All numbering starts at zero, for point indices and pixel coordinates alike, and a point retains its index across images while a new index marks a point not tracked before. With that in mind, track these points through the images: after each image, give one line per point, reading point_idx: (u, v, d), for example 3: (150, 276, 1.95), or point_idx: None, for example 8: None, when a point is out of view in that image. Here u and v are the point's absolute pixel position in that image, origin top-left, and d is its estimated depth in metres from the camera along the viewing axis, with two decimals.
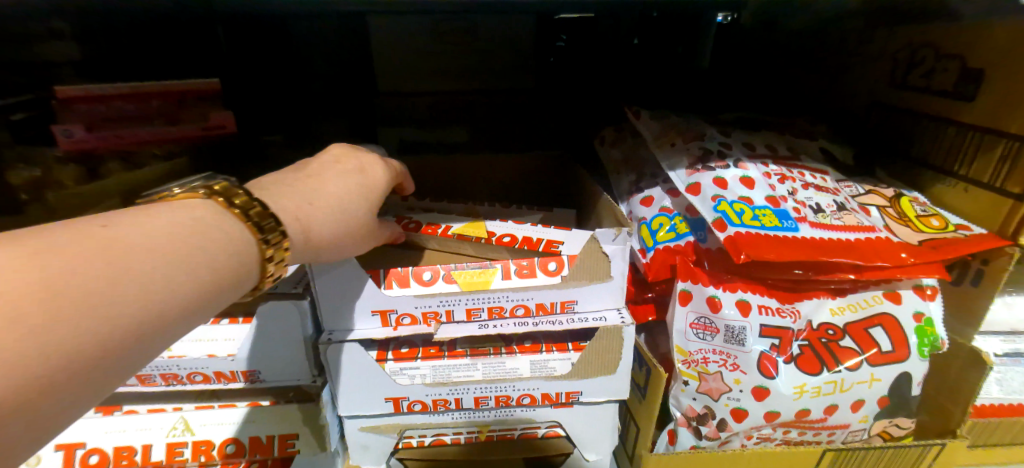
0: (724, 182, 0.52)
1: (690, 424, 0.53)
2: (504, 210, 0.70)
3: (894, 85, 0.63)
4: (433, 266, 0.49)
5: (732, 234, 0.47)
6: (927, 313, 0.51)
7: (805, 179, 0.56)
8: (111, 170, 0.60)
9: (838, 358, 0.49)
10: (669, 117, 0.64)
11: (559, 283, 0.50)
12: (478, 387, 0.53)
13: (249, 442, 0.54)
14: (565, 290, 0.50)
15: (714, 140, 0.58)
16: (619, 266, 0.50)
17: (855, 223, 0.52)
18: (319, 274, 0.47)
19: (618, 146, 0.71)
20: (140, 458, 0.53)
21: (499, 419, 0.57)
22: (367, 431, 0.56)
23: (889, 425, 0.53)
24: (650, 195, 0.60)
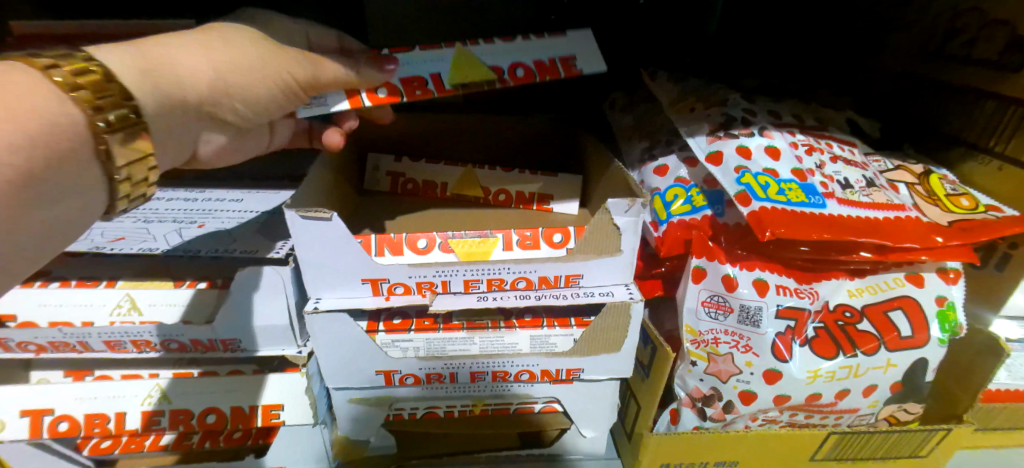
0: (748, 152, 0.48)
1: (694, 405, 0.51)
2: (504, 175, 0.65)
3: (930, 54, 0.58)
4: (428, 234, 0.47)
5: (756, 209, 0.44)
6: (950, 297, 0.49)
7: (833, 150, 0.52)
8: None
9: (854, 342, 0.47)
10: (688, 79, 0.59)
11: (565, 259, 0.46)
12: (474, 362, 0.50)
13: (231, 413, 0.51)
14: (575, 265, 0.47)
15: (737, 107, 0.54)
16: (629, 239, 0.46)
17: (883, 201, 0.48)
18: (304, 241, 0.42)
19: (629, 111, 0.66)
20: (113, 426, 0.50)
21: (494, 394, 0.54)
22: (356, 403, 0.53)
23: (897, 410, 0.52)
24: (664, 163, 0.56)
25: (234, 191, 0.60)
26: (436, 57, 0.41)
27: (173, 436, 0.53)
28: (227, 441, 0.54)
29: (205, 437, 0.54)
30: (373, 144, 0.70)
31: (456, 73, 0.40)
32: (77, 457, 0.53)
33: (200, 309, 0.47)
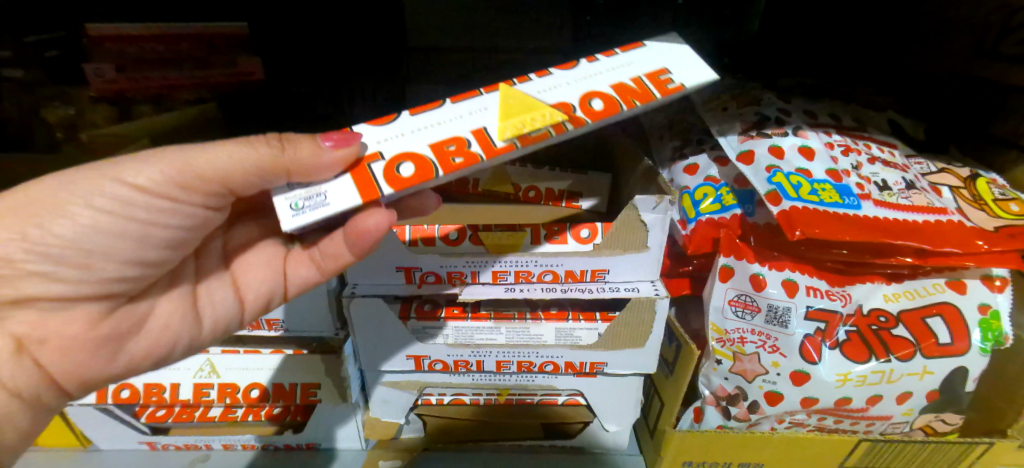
0: (781, 151, 0.48)
1: (719, 404, 0.51)
2: (534, 172, 0.67)
3: (981, 53, 0.56)
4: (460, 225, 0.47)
5: (786, 209, 0.44)
6: (994, 305, 0.47)
7: (871, 151, 0.51)
8: (142, 112, 0.64)
9: (888, 347, 0.46)
10: (722, 79, 0.59)
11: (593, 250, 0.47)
12: (501, 351, 0.52)
13: (273, 388, 0.55)
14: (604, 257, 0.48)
15: (771, 106, 0.53)
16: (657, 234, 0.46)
17: (924, 204, 0.47)
18: None
19: (661, 110, 0.66)
20: (168, 395, 0.55)
21: (519, 384, 0.55)
22: (387, 385, 0.55)
23: (934, 420, 0.50)
24: (695, 163, 0.56)
25: None
26: (482, 112, 0.34)
27: (220, 409, 0.57)
28: (268, 415, 0.57)
29: (248, 411, 0.57)
30: None
31: (510, 128, 0.32)
32: (137, 425, 0.57)
33: None
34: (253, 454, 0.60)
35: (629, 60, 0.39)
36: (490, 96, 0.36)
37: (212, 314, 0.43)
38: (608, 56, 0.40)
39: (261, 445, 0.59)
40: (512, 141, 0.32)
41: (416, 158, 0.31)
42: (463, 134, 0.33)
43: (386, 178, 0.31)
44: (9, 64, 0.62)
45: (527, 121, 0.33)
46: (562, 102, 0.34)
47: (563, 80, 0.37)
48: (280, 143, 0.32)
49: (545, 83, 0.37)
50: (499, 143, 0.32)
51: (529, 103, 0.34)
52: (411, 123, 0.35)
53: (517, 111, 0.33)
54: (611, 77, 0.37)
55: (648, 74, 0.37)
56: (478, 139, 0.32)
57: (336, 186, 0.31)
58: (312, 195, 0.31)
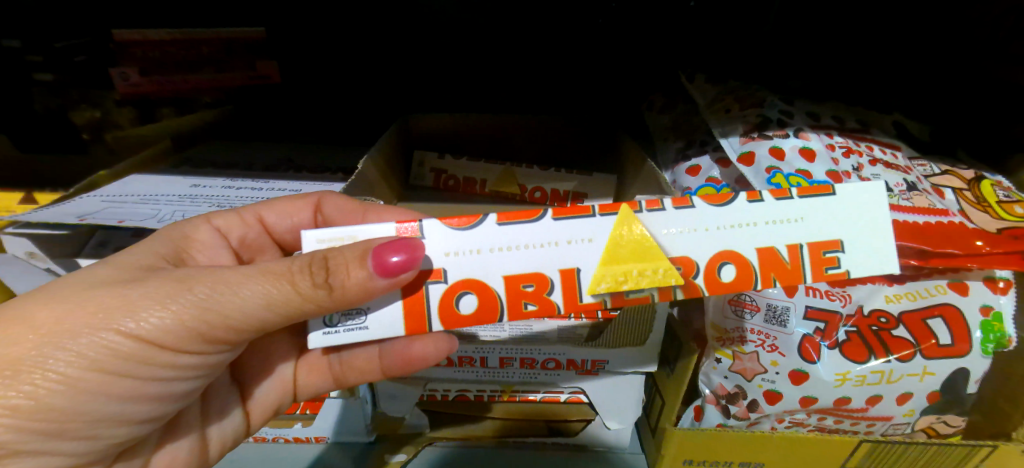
0: (781, 153, 0.49)
1: (719, 403, 0.52)
2: (542, 173, 0.68)
3: (989, 54, 0.55)
4: None
5: None
6: (997, 307, 0.47)
7: (873, 153, 0.52)
8: (165, 114, 0.71)
9: (888, 348, 0.46)
10: (726, 81, 0.60)
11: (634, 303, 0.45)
12: (504, 348, 0.53)
13: None
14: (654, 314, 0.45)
15: (774, 108, 0.54)
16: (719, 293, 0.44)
17: (926, 206, 0.47)
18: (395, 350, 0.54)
19: (667, 112, 0.67)
20: None
21: (522, 381, 0.57)
22: (394, 381, 0.57)
23: (936, 422, 0.50)
24: (697, 164, 0.57)
25: (294, 183, 0.60)
26: (584, 246, 0.33)
27: None
28: (279, 409, 0.59)
29: None
30: (417, 141, 0.74)
31: (607, 278, 0.32)
32: None
33: None
34: (264, 446, 0.61)
35: (801, 214, 0.33)
36: (603, 220, 0.33)
37: (225, 438, 0.46)
38: (774, 201, 0.33)
39: (271, 438, 0.61)
40: (603, 295, 0.33)
41: (484, 295, 0.33)
42: (550, 274, 0.33)
43: (442, 314, 0.34)
44: (42, 69, 0.66)
45: (625, 273, 0.32)
46: (689, 257, 0.33)
47: (709, 223, 0.33)
48: (326, 281, 0.30)
49: (688, 222, 0.33)
50: (586, 298, 0.33)
51: (639, 251, 0.32)
52: (496, 237, 0.33)
53: (624, 257, 0.32)
54: (776, 233, 0.33)
55: (816, 242, 0.33)
56: (562, 286, 0.33)
57: (380, 313, 0.34)
58: (358, 315, 0.34)
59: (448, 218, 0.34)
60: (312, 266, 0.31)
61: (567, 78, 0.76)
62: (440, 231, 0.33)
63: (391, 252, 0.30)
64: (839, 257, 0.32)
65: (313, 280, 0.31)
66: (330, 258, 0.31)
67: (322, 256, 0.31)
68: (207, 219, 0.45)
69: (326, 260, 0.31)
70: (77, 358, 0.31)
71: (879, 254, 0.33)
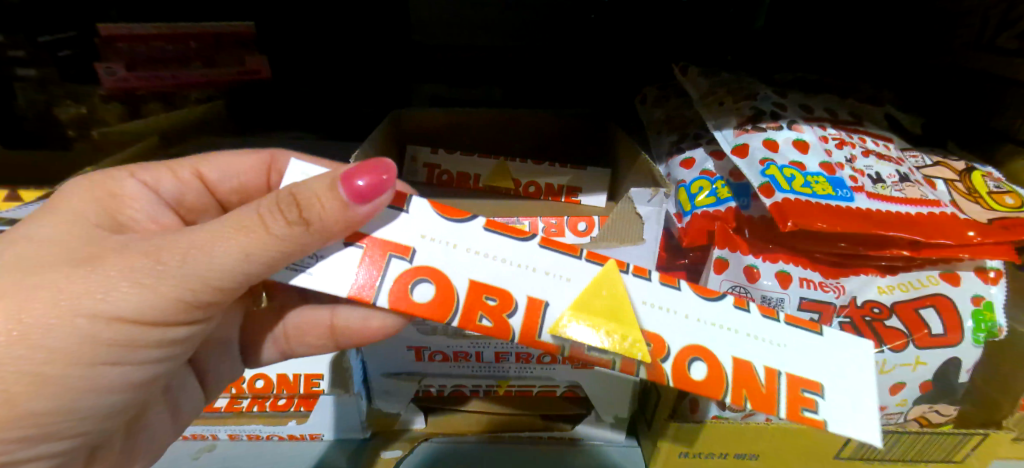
0: (775, 145, 0.49)
1: (715, 395, 0.51)
2: (536, 168, 0.68)
3: (979, 47, 0.55)
4: None
5: (779, 201, 0.44)
6: (987, 296, 0.47)
7: (866, 145, 0.52)
8: (153, 110, 0.69)
9: (882, 339, 0.46)
10: (720, 74, 0.59)
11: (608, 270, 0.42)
12: (500, 343, 0.53)
13: (277, 379, 0.57)
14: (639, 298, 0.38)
15: (767, 101, 0.54)
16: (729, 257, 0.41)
17: (917, 197, 0.48)
18: None
19: (659, 106, 0.67)
20: None
21: (518, 375, 0.57)
22: (390, 377, 0.56)
23: (928, 411, 0.51)
24: (692, 156, 0.57)
25: None
26: (561, 284, 0.32)
27: (225, 400, 0.58)
28: (272, 407, 0.58)
29: (253, 402, 0.58)
30: (409, 137, 0.73)
31: (571, 323, 0.31)
32: None
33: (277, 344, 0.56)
34: (260, 445, 0.60)
35: (784, 339, 0.33)
36: (588, 267, 0.33)
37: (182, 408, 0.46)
38: (761, 316, 0.34)
39: (264, 436, 0.60)
40: (563, 338, 0.31)
41: (443, 288, 0.32)
42: (518, 297, 0.32)
43: (393, 295, 0.32)
44: (24, 64, 0.64)
45: (591, 325, 0.31)
46: (659, 335, 0.32)
47: (687, 310, 0.33)
48: (298, 216, 0.28)
49: (665, 300, 0.33)
50: (545, 337, 0.31)
51: (612, 309, 0.32)
52: (481, 241, 0.32)
53: (599, 311, 0.32)
54: (756, 351, 0.32)
55: (795, 376, 0.32)
56: (525, 316, 0.31)
57: (332, 263, 0.32)
58: (310, 260, 0.32)
59: (439, 206, 0.33)
60: (278, 206, 0.29)
61: (560, 73, 0.76)
62: (427, 216, 0.33)
63: (359, 174, 0.28)
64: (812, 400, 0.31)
65: (280, 214, 0.28)
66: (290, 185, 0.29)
67: (285, 194, 0.29)
68: (132, 174, 0.41)
69: (297, 199, 0.28)
70: (42, 368, 0.29)
71: (862, 399, 0.32)
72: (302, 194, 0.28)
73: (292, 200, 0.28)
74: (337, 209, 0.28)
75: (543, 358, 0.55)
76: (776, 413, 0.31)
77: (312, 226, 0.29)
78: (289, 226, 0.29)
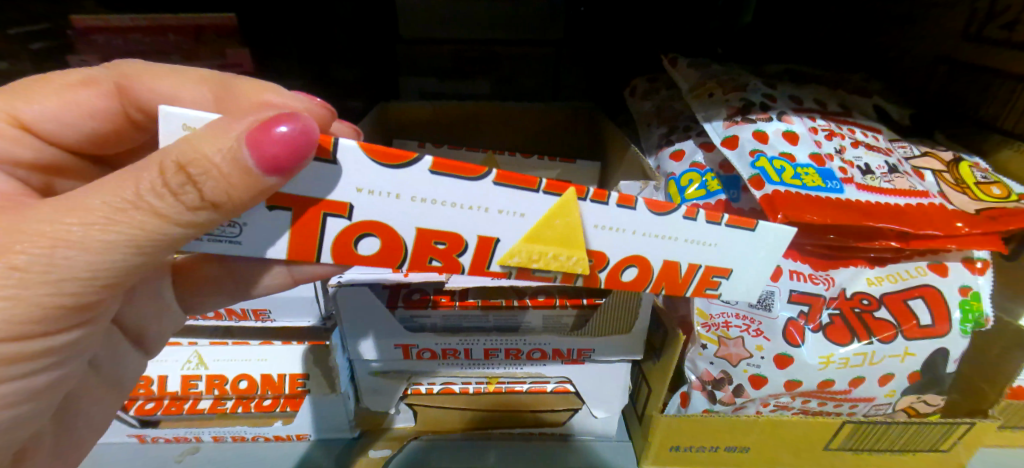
0: (765, 136, 0.49)
1: (704, 388, 0.51)
2: (524, 161, 0.67)
3: (968, 38, 0.55)
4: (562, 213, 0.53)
5: (769, 192, 0.44)
6: (975, 287, 0.48)
7: (855, 136, 0.52)
8: None
9: (870, 330, 0.46)
10: (708, 65, 0.59)
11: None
12: (489, 339, 0.52)
13: (261, 379, 0.55)
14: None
15: (757, 92, 0.54)
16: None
17: (907, 188, 0.47)
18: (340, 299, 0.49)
19: (649, 98, 0.66)
20: (156, 387, 0.55)
21: (507, 372, 0.56)
22: (379, 376, 0.56)
23: (916, 402, 0.51)
24: (681, 149, 0.57)
25: None
26: (515, 221, 0.30)
27: (209, 400, 0.56)
28: (258, 407, 0.57)
29: (238, 403, 0.57)
30: (396, 131, 0.72)
31: (521, 254, 0.31)
32: (126, 418, 0.56)
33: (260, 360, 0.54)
34: (243, 446, 0.59)
35: (716, 242, 0.33)
36: (545, 200, 0.29)
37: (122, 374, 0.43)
38: (709, 222, 0.32)
39: (250, 437, 0.59)
40: (511, 267, 0.32)
41: (389, 239, 0.30)
42: (468, 236, 0.30)
43: (337, 248, 0.30)
44: None
45: (541, 252, 0.31)
46: (605, 253, 0.32)
47: (635, 227, 0.31)
48: (198, 195, 0.25)
49: (619, 221, 0.31)
50: (495, 266, 0.32)
51: (565, 236, 0.31)
52: (425, 188, 0.28)
53: (548, 239, 0.31)
54: (692, 254, 0.33)
55: (712, 266, 0.34)
56: (476, 251, 0.31)
57: (258, 228, 0.29)
58: (232, 228, 0.29)
59: (372, 147, 0.27)
60: (167, 184, 0.25)
61: (549, 66, 0.75)
62: (362, 164, 0.27)
63: (273, 123, 0.25)
64: (719, 282, 0.35)
65: (177, 192, 0.25)
66: (170, 154, 0.25)
67: (169, 163, 0.25)
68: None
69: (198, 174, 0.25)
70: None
71: (759, 281, 0.36)
72: (193, 169, 0.25)
73: (183, 175, 0.25)
74: (240, 189, 0.26)
75: (531, 354, 0.54)
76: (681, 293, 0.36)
77: (223, 206, 0.26)
78: (195, 207, 0.26)
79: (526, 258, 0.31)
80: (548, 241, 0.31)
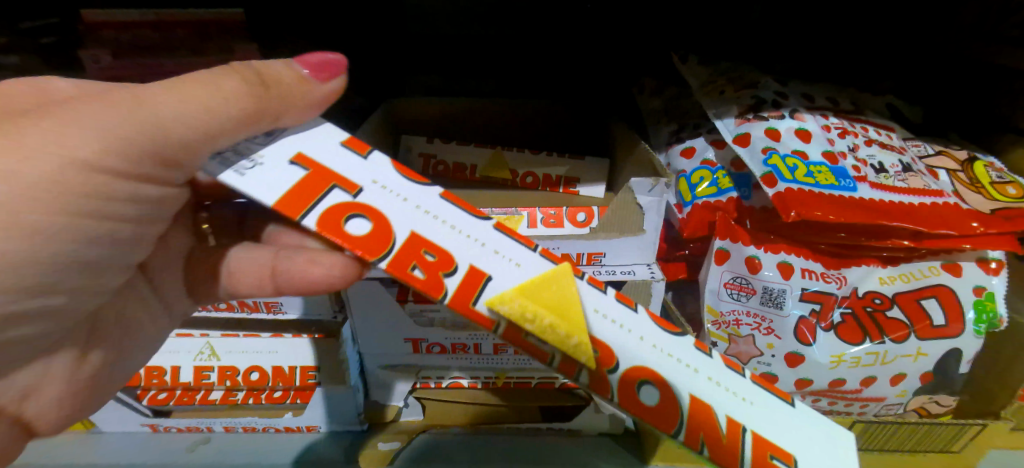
0: (777, 134, 0.48)
1: None
2: (533, 158, 0.67)
3: (983, 36, 0.54)
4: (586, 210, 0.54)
5: (782, 191, 0.44)
6: (989, 287, 0.47)
7: (868, 135, 0.51)
8: None
9: (883, 330, 0.46)
10: (719, 62, 0.59)
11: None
12: (498, 334, 0.53)
13: (272, 371, 0.56)
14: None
15: (768, 90, 0.54)
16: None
17: (920, 187, 0.47)
18: (351, 292, 0.49)
19: (658, 95, 0.66)
20: (169, 378, 0.56)
21: (516, 367, 0.56)
22: (388, 369, 0.57)
23: (927, 402, 0.51)
24: (692, 146, 0.57)
25: None
26: (511, 268, 0.30)
27: (221, 392, 0.58)
28: (268, 398, 0.58)
29: (248, 395, 0.58)
30: (404, 126, 0.72)
31: (513, 306, 0.28)
32: (138, 408, 0.57)
33: (271, 354, 0.55)
34: (253, 437, 0.60)
35: (749, 397, 0.31)
36: (540, 262, 0.31)
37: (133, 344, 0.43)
38: (725, 365, 0.32)
39: (260, 429, 0.59)
40: (500, 316, 0.28)
41: (381, 227, 0.29)
42: (460, 262, 0.29)
43: (325, 222, 0.28)
44: (5, 51, 0.60)
45: (535, 316, 0.28)
46: (610, 346, 0.29)
47: (643, 334, 0.31)
48: (260, 81, 0.31)
49: (623, 317, 0.31)
50: (483, 308, 0.28)
51: (565, 308, 0.29)
52: (435, 208, 0.30)
53: (546, 302, 0.29)
54: (716, 396, 0.30)
55: (759, 438, 0.30)
56: (463, 280, 0.29)
57: (269, 170, 0.29)
58: (247, 163, 0.30)
59: (404, 169, 0.32)
60: (246, 79, 0.31)
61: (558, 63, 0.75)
62: (386, 167, 0.31)
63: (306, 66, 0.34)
64: (778, 465, 0.29)
65: (233, 88, 0.30)
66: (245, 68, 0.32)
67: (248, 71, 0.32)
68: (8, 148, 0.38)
69: (268, 92, 0.31)
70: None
71: (816, 461, 0.30)
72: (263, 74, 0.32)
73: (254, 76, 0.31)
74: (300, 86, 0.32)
75: None
76: (727, 465, 0.29)
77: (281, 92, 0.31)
78: (256, 90, 0.30)
79: (522, 320, 0.28)
80: (551, 316, 0.28)
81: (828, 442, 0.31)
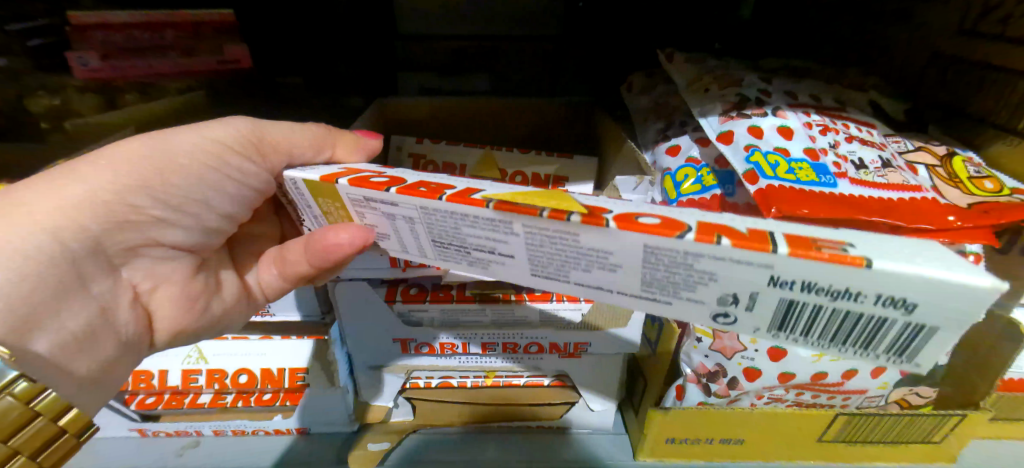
0: (759, 131, 0.49)
1: (699, 381, 0.51)
2: (522, 156, 0.67)
3: (962, 32, 0.55)
4: None
5: (763, 187, 0.44)
6: None
7: (849, 131, 0.52)
8: (129, 101, 0.61)
9: None
10: (705, 60, 0.59)
11: (649, 292, 0.28)
12: (487, 333, 0.53)
13: (261, 373, 0.56)
14: (613, 273, 0.28)
15: (752, 87, 0.54)
16: (845, 334, 0.26)
17: (899, 183, 0.48)
18: (340, 292, 0.50)
19: (646, 93, 0.66)
20: (157, 382, 0.56)
21: (506, 366, 0.57)
22: (377, 370, 0.57)
23: (908, 393, 0.52)
24: (677, 144, 0.57)
25: None
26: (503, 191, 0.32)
27: (210, 395, 0.57)
28: (258, 401, 0.57)
29: (238, 397, 0.57)
30: (393, 126, 0.72)
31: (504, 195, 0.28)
32: (126, 412, 0.57)
33: (259, 356, 0.55)
34: (243, 440, 0.60)
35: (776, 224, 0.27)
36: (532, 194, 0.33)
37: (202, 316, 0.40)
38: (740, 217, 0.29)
39: (250, 431, 0.59)
40: (491, 197, 0.28)
41: (397, 179, 0.33)
42: (459, 185, 0.32)
43: (354, 178, 0.33)
44: None
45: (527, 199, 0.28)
46: (603, 206, 0.28)
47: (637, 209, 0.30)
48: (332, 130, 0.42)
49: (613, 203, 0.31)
50: (475, 196, 0.29)
51: (557, 198, 0.29)
52: (440, 176, 0.36)
53: (536, 196, 0.29)
54: (734, 221, 0.27)
55: (799, 233, 0.25)
56: (459, 188, 0.30)
57: (324, 168, 0.36)
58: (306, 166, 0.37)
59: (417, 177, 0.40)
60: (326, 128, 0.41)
61: (547, 62, 0.75)
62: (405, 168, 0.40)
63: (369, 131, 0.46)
64: (842, 249, 0.23)
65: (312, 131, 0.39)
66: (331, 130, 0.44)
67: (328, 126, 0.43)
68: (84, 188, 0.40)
69: (331, 129, 0.41)
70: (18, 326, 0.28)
71: (902, 257, 0.23)
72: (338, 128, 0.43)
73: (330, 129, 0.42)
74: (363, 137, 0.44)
75: (527, 348, 0.55)
76: (771, 249, 0.23)
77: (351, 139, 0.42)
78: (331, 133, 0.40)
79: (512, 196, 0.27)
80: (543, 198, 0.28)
81: (891, 240, 0.26)
